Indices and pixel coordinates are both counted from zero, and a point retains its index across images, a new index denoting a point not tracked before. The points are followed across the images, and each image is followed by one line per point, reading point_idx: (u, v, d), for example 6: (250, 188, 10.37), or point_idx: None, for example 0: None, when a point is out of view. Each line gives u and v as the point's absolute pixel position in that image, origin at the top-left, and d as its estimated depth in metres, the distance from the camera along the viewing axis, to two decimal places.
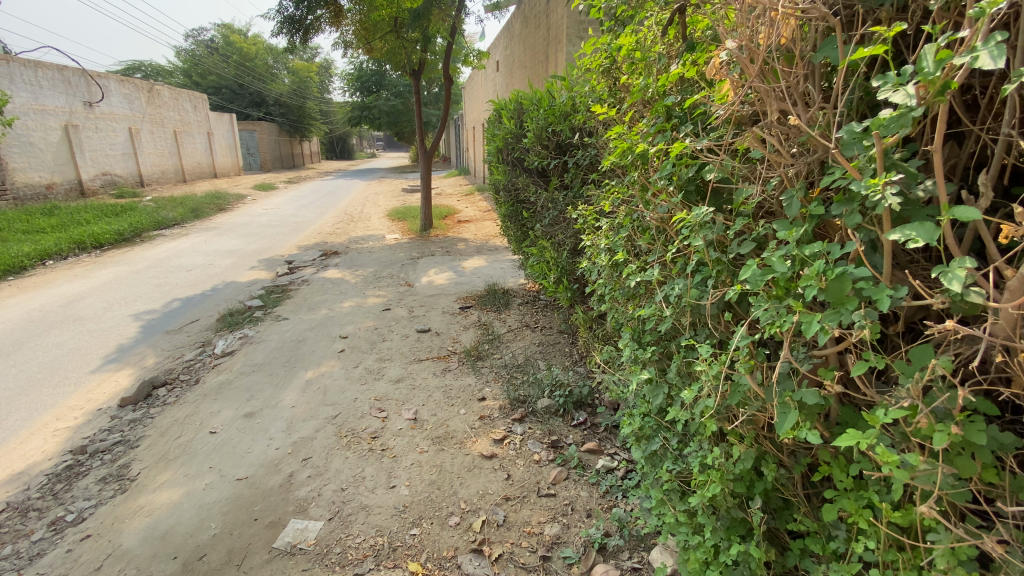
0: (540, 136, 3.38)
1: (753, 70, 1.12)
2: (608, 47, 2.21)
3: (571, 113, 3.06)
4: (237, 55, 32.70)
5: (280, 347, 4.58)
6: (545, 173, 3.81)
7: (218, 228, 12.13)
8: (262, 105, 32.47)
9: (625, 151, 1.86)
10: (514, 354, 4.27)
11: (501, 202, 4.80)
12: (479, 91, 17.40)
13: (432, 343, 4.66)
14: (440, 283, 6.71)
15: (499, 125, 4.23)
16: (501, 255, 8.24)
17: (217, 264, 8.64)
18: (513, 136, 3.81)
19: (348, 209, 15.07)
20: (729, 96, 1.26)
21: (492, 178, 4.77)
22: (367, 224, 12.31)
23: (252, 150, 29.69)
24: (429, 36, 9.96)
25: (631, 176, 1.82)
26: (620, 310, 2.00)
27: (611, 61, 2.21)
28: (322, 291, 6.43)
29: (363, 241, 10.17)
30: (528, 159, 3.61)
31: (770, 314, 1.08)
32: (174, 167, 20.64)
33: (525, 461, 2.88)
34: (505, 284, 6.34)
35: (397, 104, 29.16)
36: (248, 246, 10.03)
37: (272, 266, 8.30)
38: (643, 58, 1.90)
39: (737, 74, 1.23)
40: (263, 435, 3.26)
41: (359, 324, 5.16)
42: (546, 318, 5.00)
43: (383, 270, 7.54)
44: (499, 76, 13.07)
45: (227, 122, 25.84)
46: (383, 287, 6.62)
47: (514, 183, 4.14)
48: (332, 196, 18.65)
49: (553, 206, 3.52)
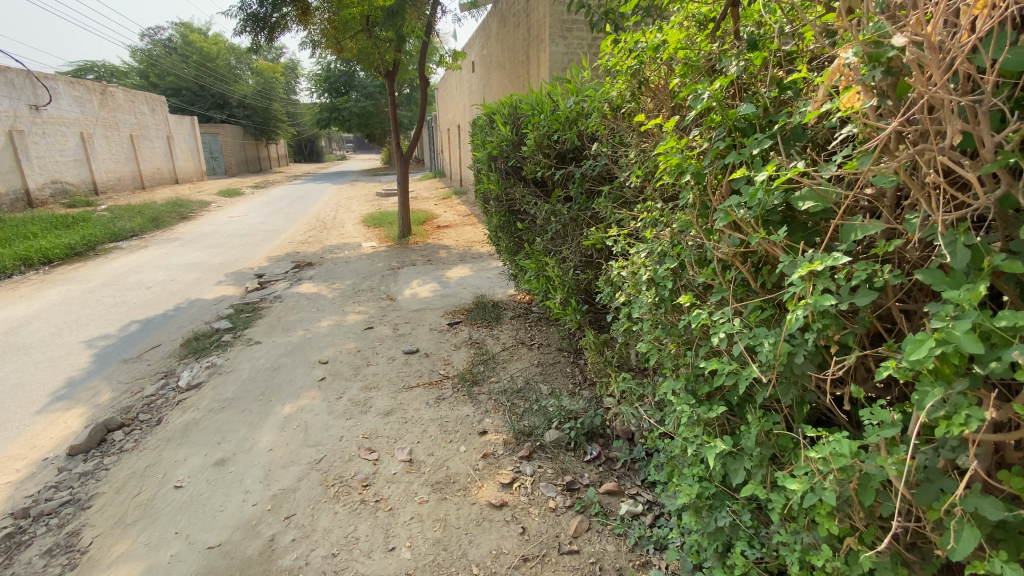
0: (542, 143, 3.09)
1: (930, 72, 0.92)
2: (640, 43, 1.91)
3: (579, 119, 2.78)
4: (198, 55, 31.46)
5: (254, 377, 4.16)
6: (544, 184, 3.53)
7: (180, 238, 11.47)
8: (226, 107, 31.31)
9: (671, 167, 1.57)
10: (513, 377, 3.96)
11: (493, 212, 4.50)
12: (453, 92, 17.01)
13: (422, 367, 4.31)
14: (425, 296, 6.35)
15: (490, 131, 3.93)
16: (486, 263, 7.91)
17: (180, 279, 8.07)
18: (508, 143, 3.51)
19: (320, 216, 14.49)
20: (859, 106, 1.07)
21: (482, 186, 4.46)
22: (341, 231, 11.81)
23: (215, 154, 28.56)
24: (402, 35, 9.56)
25: (682, 197, 1.53)
26: (663, 354, 1.73)
27: (643, 60, 1.92)
28: (297, 308, 5.99)
29: (338, 250, 9.70)
30: (527, 168, 3.32)
31: (941, 403, 0.94)
32: (132, 173, 19.63)
33: (539, 510, 2.58)
34: (494, 296, 6.03)
35: (367, 106, 28.50)
36: (214, 258, 9.44)
37: (241, 281, 7.77)
38: (694, 57, 1.61)
39: (877, 80, 1.04)
40: (238, 488, 2.88)
41: (341, 346, 4.77)
42: (543, 334, 4.71)
43: (362, 282, 7.12)
44: (475, 77, 12.74)
45: (188, 125, 24.77)
46: (363, 302, 6.22)
47: (509, 193, 3.84)
48: (303, 202, 17.98)
49: (557, 220, 3.24)
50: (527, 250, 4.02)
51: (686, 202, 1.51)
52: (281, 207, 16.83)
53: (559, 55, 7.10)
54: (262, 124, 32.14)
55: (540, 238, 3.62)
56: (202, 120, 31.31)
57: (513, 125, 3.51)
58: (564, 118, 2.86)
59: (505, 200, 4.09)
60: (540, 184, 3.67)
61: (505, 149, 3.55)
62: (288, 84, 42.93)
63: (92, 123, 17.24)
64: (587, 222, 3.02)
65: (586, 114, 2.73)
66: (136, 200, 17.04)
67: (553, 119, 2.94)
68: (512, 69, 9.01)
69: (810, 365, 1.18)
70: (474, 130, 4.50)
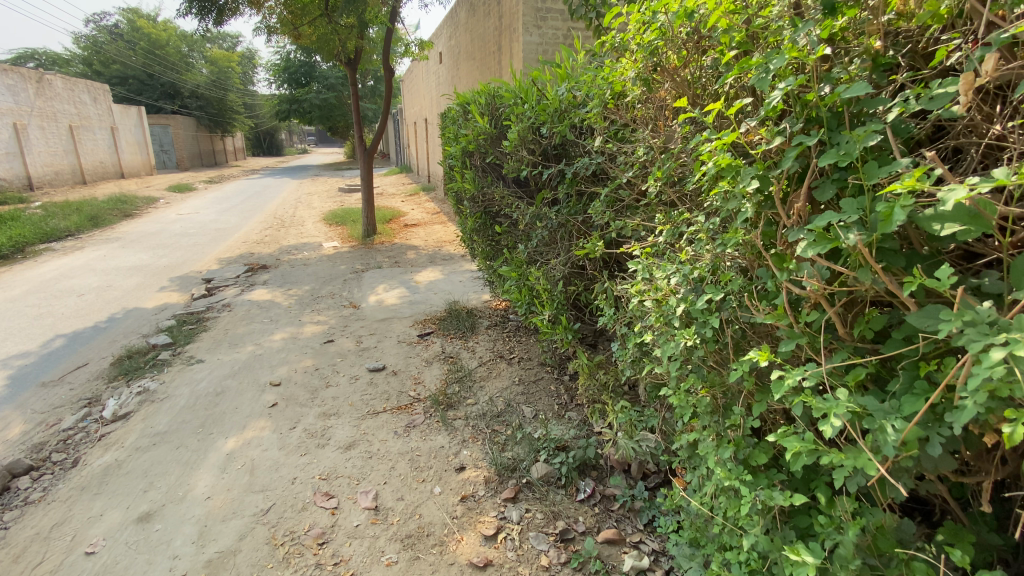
0: (526, 138, 2.70)
1: None
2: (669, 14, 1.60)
3: (573, 111, 2.39)
4: (145, 41, 29.61)
5: (192, 405, 3.62)
6: (529, 186, 3.15)
7: (121, 238, 10.53)
8: (177, 97, 29.59)
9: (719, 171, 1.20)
10: (491, 398, 3.55)
11: (467, 214, 4.08)
12: (420, 84, 16.39)
13: (389, 387, 3.85)
14: (391, 303, 5.85)
15: (464, 122, 3.51)
16: (457, 265, 7.46)
17: (117, 285, 7.30)
18: (484, 136, 3.10)
19: (278, 213, 13.66)
20: None
21: (455, 186, 4.04)
22: (301, 230, 11.11)
23: (166, 147, 26.93)
24: (365, 22, 8.98)
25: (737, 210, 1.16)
26: (698, 407, 1.42)
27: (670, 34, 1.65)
28: (248, 318, 5.42)
29: (297, 251, 9.06)
30: (507, 167, 2.94)
31: None
32: (71, 166, 18.18)
33: (530, 569, 2.21)
34: (468, 302, 5.61)
35: (329, 98, 27.44)
36: (157, 260, 8.65)
37: (187, 286, 7.08)
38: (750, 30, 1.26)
39: None
40: (164, 553, 2.39)
41: (296, 363, 4.26)
42: (523, 347, 4.31)
43: (322, 288, 6.56)
44: (443, 69, 12.22)
45: (136, 116, 23.25)
46: (323, 310, 5.69)
47: (488, 193, 3.44)
48: (260, 198, 17.02)
49: (543, 225, 2.87)
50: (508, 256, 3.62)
51: (742, 218, 1.14)
52: (235, 203, 15.86)
53: (533, 45, 6.71)
54: (217, 115, 30.50)
55: (523, 244, 3.23)
56: (150, 110, 29.48)
57: (490, 117, 3.10)
58: (553, 109, 2.47)
59: (481, 199, 3.67)
60: (522, 184, 3.29)
61: (481, 143, 3.15)
62: (245, 74, 41.02)
63: (24, 112, 15.84)
64: (576, 228, 2.66)
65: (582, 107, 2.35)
66: (74, 196, 15.76)
67: (540, 111, 2.55)
68: (483, 60, 8.59)
69: (947, 458, 0.91)
70: (446, 123, 4.08)
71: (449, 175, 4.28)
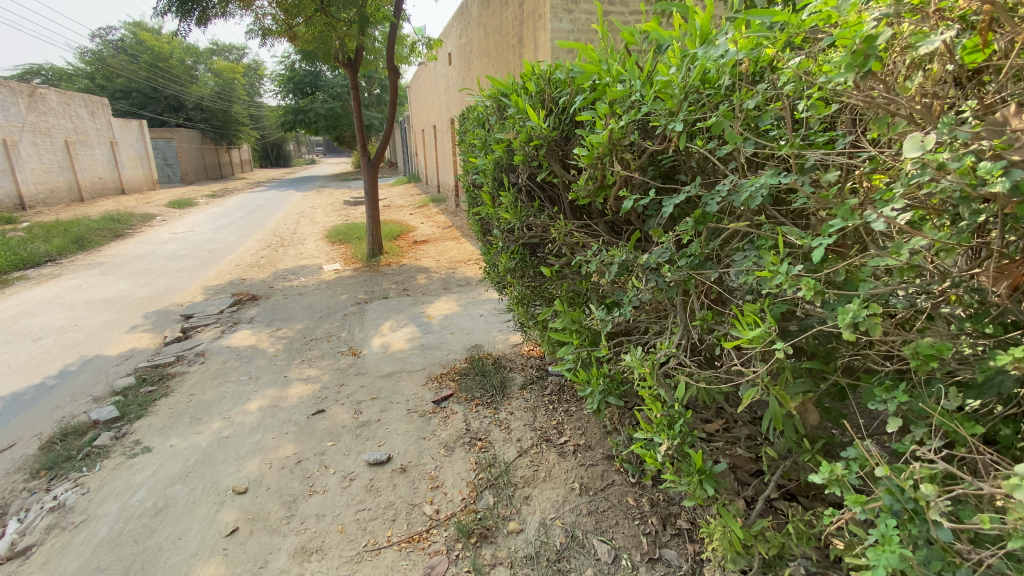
0: (619, 149, 1.60)
1: None
2: None
3: (738, 97, 1.32)
4: (149, 54, 29.07)
5: (119, 535, 2.56)
6: (617, 224, 2.11)
7: (104, 264, 9.59)
8: (181, 110, 28.94)
9: None
10: (544, 523, 2.44)
11: (500, 247, 3.00)
12: (427, 88, 15.35)
13: (394, 496, 2.74)
14: (399, 348, 4.76)
15: (500, 122, 2.43)
16: (477, 293, 6.36)
17: (84, 324, 6.31)
18: (531, 139, 2.00)
19: (277, 230, 12.65)
20: None
21: (484, 210, 2.96)
22: (299, 250, 10.11)
23: (170, 160, 26.26)
24: (366, 18, 7.92)
25: None
26: None
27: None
28: (226, 374, 4.39)
29: (294, 276, 8.05)
30: (578, 191, 1.88)
31: None
32: (67, 183, 17.41)
33: None
34: (494, 349, 4.51)
35: (334, 107, 26.59)
36: (136, 291, 7.63)
37: (162, 325, 6.07)
38: None
39: None
40: None
41: (273, 451, 3.19)
42: (575, 426, 3.18)
43: (317, 327, 5.51)
44: (454, 70, 11.20)
45: (138, 130, 22.57)
46: (315, 360, 4.63)
47: (538, 225, 2.36)
48: (261, 213, 16.10)
49: (633, 285, 1.78)
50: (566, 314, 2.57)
51: None
52: (234, 219, 14.91)
53: (563, 33, 5.65)
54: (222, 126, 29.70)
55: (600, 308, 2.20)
56: (155, 123, 28.83)
57: (543, 109, 2.03)
58: (681, 94, 1.38)
59: (522, 231, 2.58)
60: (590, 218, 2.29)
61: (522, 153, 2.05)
62: (251, 84, 40.38)
63: (15, 128, 15.04)
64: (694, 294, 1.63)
65: (763, 91, 1.29)
66: (67, 215, 14.92)
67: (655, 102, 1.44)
68: (500, 56, 7.52)
69: None
70: (474, 125, 3.03)
71: (477, 193, 3.22)
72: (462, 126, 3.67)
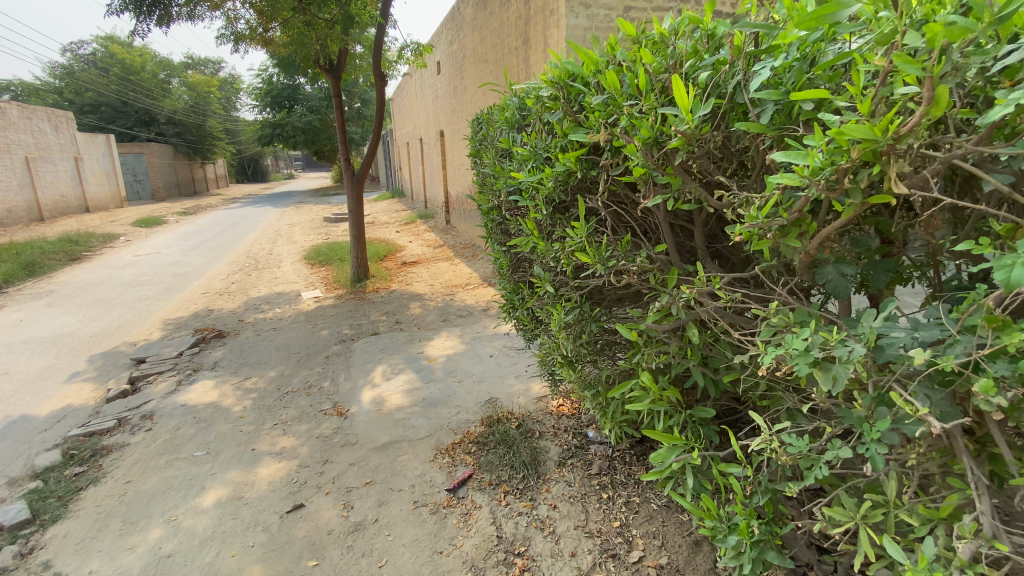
0: (899, 157, 0.94)
1: None
2: None
3: None
4: (119, 67, 27.82)
5: None
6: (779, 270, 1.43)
7: (53, 292, 8.51)
8: (153, 125, 27.67)
9: None
10: None
11: (546, 290, 2.19)
12: (413, 100, 14.56)
13: None
14: (396, 403, 3.86)
15: (565, 116, 1.64)
16: (483, 327, 5.47)
17: (14, 370, 5.29)
18: (663, 140, 1.25)
19: (252, 251, 11.63)
20: None
21: (524, 239, 2.14)
22: (276, 274, 9.15)
23: (140, 176, 25.01)
24: (350, 17, 7.11)
25: None
26: None
27: None
28: (177, 445, 3.44)
29: (269, 306, 7.10)
30: (750, 229, 1.12)
31: None
32: (25, 202, 16.11)
33: None
34: (514, 406, 3.64)
35: (313, 121, 25.64)
36: (83, 328, 6.57)
37: (110, 371, 5.10)
38: None
39: None
40: None
41: None
42: (647, 532, 2.37)
43: (295, 375, 4.58)
44: (444, 79, 10.43)
45: (106, 145, 21.34)
46: (292, 422, 3.71)
47: (634, 275, 1.57)
48: (236, 231, 15.04)
49: (867, 405, 1.02)
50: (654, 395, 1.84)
51: None
52: (205, 240, 13.78)
53: (580, 30, 4.92)
54: (196, 141, 28.47)
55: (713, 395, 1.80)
56: (124, 138, 27.53)
57: (670, 95, 1.30)
58: None
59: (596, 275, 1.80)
60: (705, 269, 1.63)
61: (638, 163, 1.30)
62: (227, 99, 39.11)
63: None
64: (958, 398, 0.99)
65: None
66: (20, 236, 13.64)
67: None
68: (500, 60, 6.78)
69: None
70: (517, 129, 2.25)
71: (519, 216, 2.40)
72: (486, 132, 2.87)
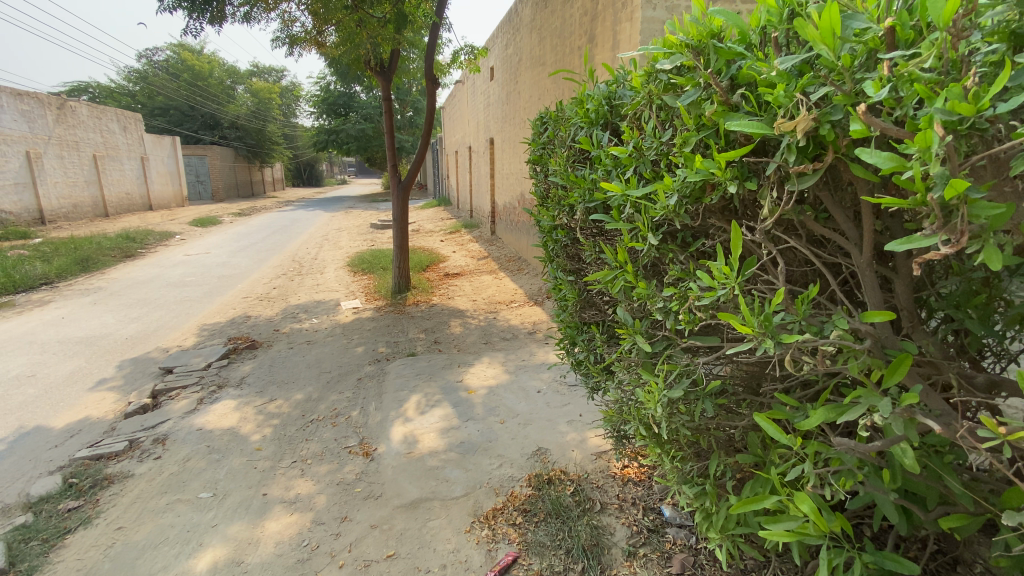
0: None
1: None
2: None
3: None
4: (189, 73, 29.14)
5: None
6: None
7: (101, 289, 8.53)
8: (217, 128, 28.78)
9: None
10: None
11: (631, 346, 1.62)
12: (464, 107, 14.28)
13: None
14: (429, 445, 3.33)
15: (709, 97, 1.08)
16: (531, 355, 4.87)
17: (45, 373, 5.12)
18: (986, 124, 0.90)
19: (297, 256, 11.52)
20: None
21: (606, 270, 1.56)
22: (316, 281, 8.91)
23: (202, 178, 26.03)
24: (404, 16, 6.74)
25: None
26: None
27: None
28: (183, 482, 3.02)
29: (306, 316, 6.78)
30: None
31: None
32: (92, 198, 16.82)
33: None
34: (567, 463, 3.02)
35: (366, 128, 25.96)
36: (120, 330, 6.42)
37: (136, 381, 4.83)
38: None
39: None
40: None
41: None
42: None
43: (323, 399, 4.14)
44: (498, 85, 10.03)
45: (171, 147, 22.25)
46: (311, 461, 3.23)
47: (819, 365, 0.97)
48: (284, 234, 15.12)
49: None
50: (803, 521, 1.28)
51: None
52: (253, 242, 13.85)
53: (658, 24, 4.33)
54: (254, 145, 29.42)
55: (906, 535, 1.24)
56: (189, 141, 28.78)
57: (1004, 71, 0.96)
58: None
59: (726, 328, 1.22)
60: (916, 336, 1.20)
61: (883, 159, 0.88)
62: (288, 105, 40.54)
63: (40, 141, 14.51)
64: None
65: None
66: (84, 231, 14.16)
67: None
68: (561, 62, 6.25)
69: None
70: (607, 129, 1.70)
71: (600, 240, 1.81)
72: (556, 133, 2.30)
